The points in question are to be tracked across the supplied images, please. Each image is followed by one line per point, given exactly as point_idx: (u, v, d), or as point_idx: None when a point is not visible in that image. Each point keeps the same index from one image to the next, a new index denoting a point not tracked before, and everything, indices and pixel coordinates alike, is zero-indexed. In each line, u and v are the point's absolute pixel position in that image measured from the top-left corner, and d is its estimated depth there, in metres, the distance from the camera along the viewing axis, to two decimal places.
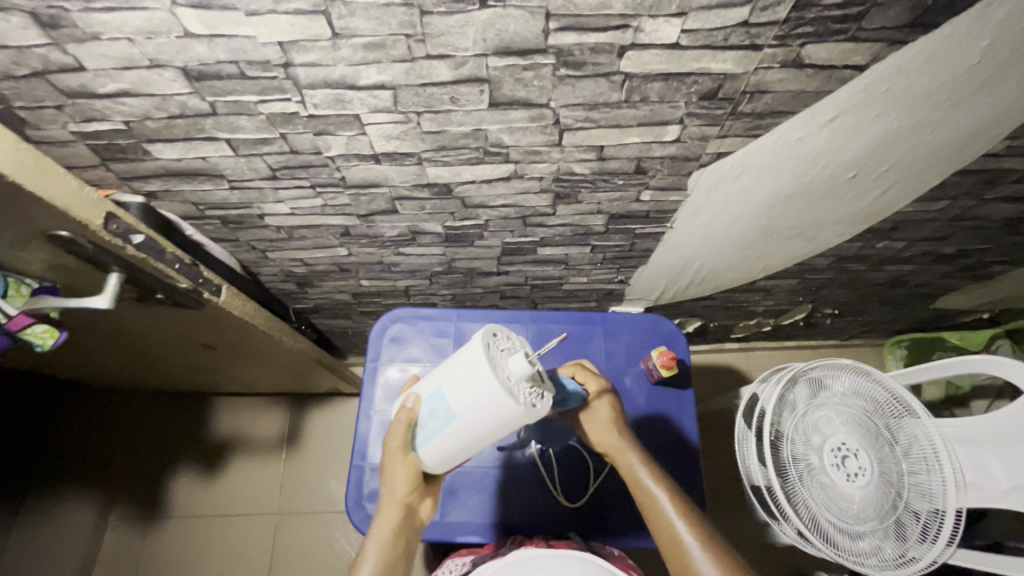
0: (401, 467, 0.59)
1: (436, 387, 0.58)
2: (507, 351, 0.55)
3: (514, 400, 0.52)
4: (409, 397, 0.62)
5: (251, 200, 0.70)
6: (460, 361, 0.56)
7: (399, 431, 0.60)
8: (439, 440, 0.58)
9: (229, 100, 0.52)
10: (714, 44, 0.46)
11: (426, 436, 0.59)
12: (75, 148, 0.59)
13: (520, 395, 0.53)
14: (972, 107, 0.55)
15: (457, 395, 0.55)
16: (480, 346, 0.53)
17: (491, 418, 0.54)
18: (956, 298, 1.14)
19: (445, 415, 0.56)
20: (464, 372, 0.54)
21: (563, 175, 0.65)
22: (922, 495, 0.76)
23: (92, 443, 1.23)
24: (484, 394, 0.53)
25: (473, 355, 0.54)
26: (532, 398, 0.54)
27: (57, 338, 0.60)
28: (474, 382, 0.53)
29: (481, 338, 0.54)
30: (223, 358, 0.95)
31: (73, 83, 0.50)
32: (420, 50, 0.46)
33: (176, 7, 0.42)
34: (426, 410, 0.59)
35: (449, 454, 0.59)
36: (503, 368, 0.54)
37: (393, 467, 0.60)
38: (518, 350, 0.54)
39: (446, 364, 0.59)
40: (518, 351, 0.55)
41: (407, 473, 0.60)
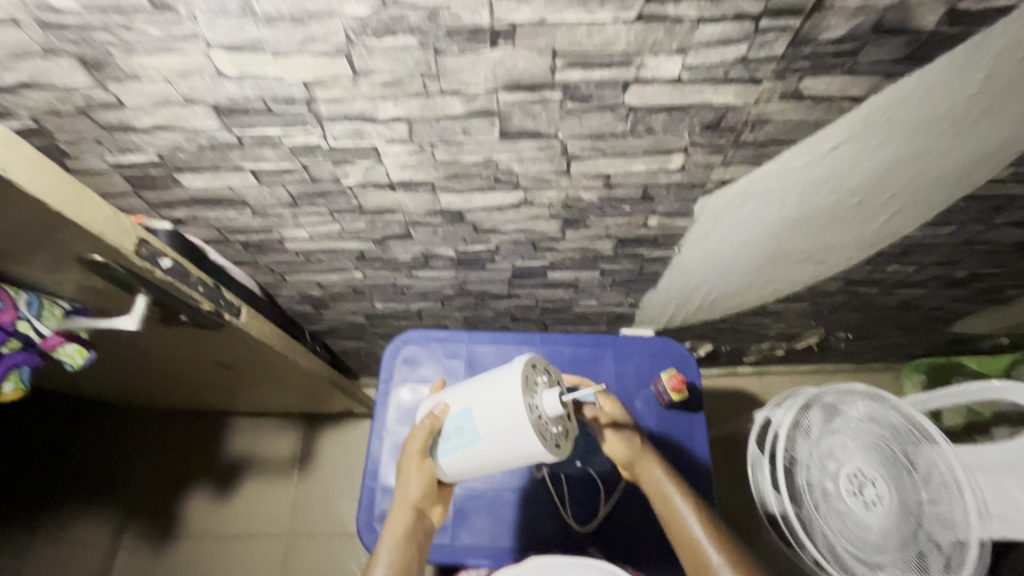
0: (417, 472, 0.62)
1: (466, 404, 0.60)
2: (541, 385, 0.59)
3: (542, 443, 0.55)
4: (437, 406, 0.64)
5: (272, 226, 0.73)
6: (493, 384, 0.59)
7: (421, 437, 0.62)
8: (458, 455, 0.61)
9: (255, 133, 0.55)
10: (714, 79, 0.48)
11: (447, 448, 0.62)
12: (110, 178, 0.63)
13: (547, 436, 0.57)
14: (974, 134, 0.56)
15: (486, 420, 0.58)
16: (518, 382, 0.56)
17: (514, 451, 0.57)
18: (973, 322, 1.13)
19: (471, 435, 0.59)
20: (496, 399, 0.57)
21: (572, 201, 0.67)
22: (943, 525, 0.75)
23: (107, 462, 1.25)
24: (512, 427, 0.56)
25: (508, 385, 0.57)
26: (556, 438, 0.58)
27: (86, 358, 0.62)
28: (504, 412, 0.56)
29: (521, 374, 0.56)
30: (241, 378, 0.97)
31: (112, 118, 0.53)
32: (434, 86, 0.48)
33: (209, 49, 0.45)
34: (451, 423, 0.61)
35: (464, 468, 0.62)
36: (534, 405, 0.56)
37: (409, 471, 0.62)
38: (554, 389, 0.58)
39: (477, 383, 0.61)
40: (551, 390, 0.57)
41: (422, 478, 0.62)
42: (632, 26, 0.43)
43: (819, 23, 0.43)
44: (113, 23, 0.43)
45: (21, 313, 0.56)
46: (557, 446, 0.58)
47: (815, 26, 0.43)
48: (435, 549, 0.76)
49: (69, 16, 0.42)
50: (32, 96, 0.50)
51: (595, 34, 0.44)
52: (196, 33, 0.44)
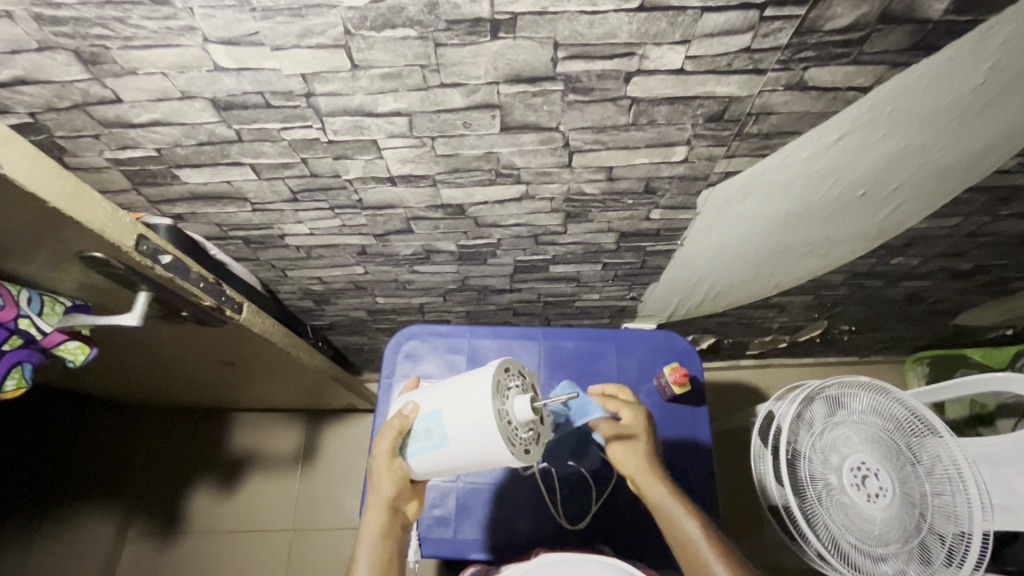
0: (387, 472, 0.61)
1: (436, 406, 0.60)
2: (514, 389, 0.58)
3: (511, 451, 0.55)
4: (407, 404, 0.63)
5: (272, 222, 0.73)
6: (465, 387, 0.58)
7: (389, 438, 0.61)
8: (427, 457, 0.60)
9: (254, 128, 0.54)
10: (718, 69, 0.48)
11: (417, 448, 0.61)
12: (109, 174, 0.62)
13: (518, 442, 0.57)
14: (979, 125, 0.55)
15: (456, 424, 0.57)
16: (490, 386, 0.55)
17: (483, 456, 0.57)
18: (977, 314, 1.12)
19: (440, 438, 0.59)
20: (467, 404, 0.57)
21: (574, 195, 0.66)
22: (947, 517, 0.75)
23: (113, 456, 1.26)
24: (482, 432, 0.55)
25: (479, 389, 0.56)
26: (527, 443, 0.58)
27: (88, 354, 0.63)
28: (475, 417, 0.56)
29: (493, 378, 0.56)
30: (242, 374, 0.98)
31: (110, 114, 0.53)
32: (434, 79, 0.48)
33: (207, 43, 0.44)
34: (421, 424, 0.61)
35: (432, 469, 0.62)
36: (506, 410, 0.56)
37: (380, 472, 0.61)
38: (526, 394, 0.57)
39: (451, 385, 0.61)
40: (523, 395, 0.57)
41: (393, 478, 0.61)
42: (635, 15, 0.42)
43: (824, 12, 0.42)
44: (109, 17, 0.42)
45: (23, 309, 0.55)
46: (526, 452, 0.58)
47: (820, 14, 0.43)
48: (437, 544, 0.77)
49: (64, 10, 0.42)
50: (29, 91, 0.50)
51: (597, 25, 0.43)
52: (193, 26, 0.43)
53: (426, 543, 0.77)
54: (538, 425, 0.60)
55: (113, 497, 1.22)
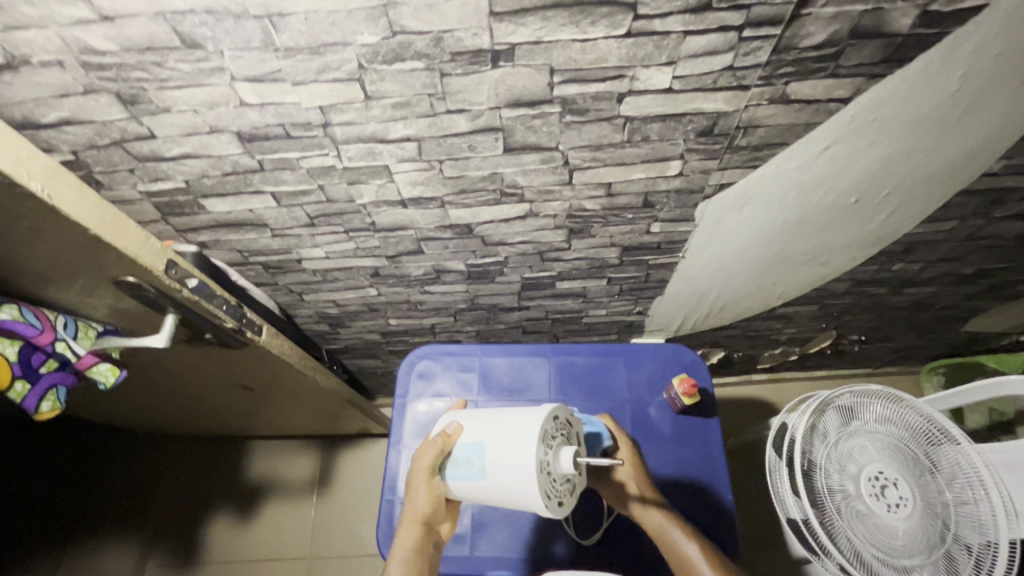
0: (425, 487, 0.63)
1: (480, 438, 0.62)
2: (557, 442, 0.60)
3: (545, 503, 0.57)
4: (451, 424, 0.65)
5: (291, 246, 0.76)
6: (512, 428, 0.60)
7: (431, 454, 0.63)
8: (462, 484, 0.62)
9: (275, 157, 0.59)
10: (704, 87, 0.51)
11: (454, 473, 0.63)
12: (141, 206, 0.67)
13: (552, 494, 0.59)
14: (962, 130, 0.58)
15: (496, 461, 0.59)
16: (536, 434, 0.57)
17: (516, 498, 0.59)
18: (987, 320, 1.12)
19: (478, 471, 0.61)
20: (510, 444, 0.58)
21: (575, 212, 0.70)
22: (973, 526, 0.72)
23: (134, 488, 1.29)
24: (519, 477, 0.57)
25: (525, 432, 0.58)
26: (559, 496, 0.60)
27: (118, 376, 0.66)
28: (517, 459, 0.57)
29: (540, 427, 0.58)
30: (260, 399, 1.00)
31: (145, 149, 0.57)
32: (440, 106, 0.52)
33: (234, 82, 0.49)
34: (462, 452, 0.63)
35: (466, 495, 0.64)
36: (548, 460, 0.59)
37: (418, 486, 0.63)
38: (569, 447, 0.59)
39: (496, 420, 0.62)
40: (567, 448, 0.60)
41: (430, 493, 0.63)
42: (622, 41, 0.46)
43: (799, 30, 0.46)
44: (148, 62, 0.47)
45: (59, 334, 0.59)
46: (559, 503, 0.60)
47: (795, 33, 0.46)
48: (455, 562, 0.77)
49: (109, 57, 0.47)
50: (74, 131, 0.55)
51: (588, 51, 0.47)
52: (222, 67, 0.48)
53: (444, 561, 0.77)
54: (574, 477, 0.63)
55: (133, 530, 1.25)
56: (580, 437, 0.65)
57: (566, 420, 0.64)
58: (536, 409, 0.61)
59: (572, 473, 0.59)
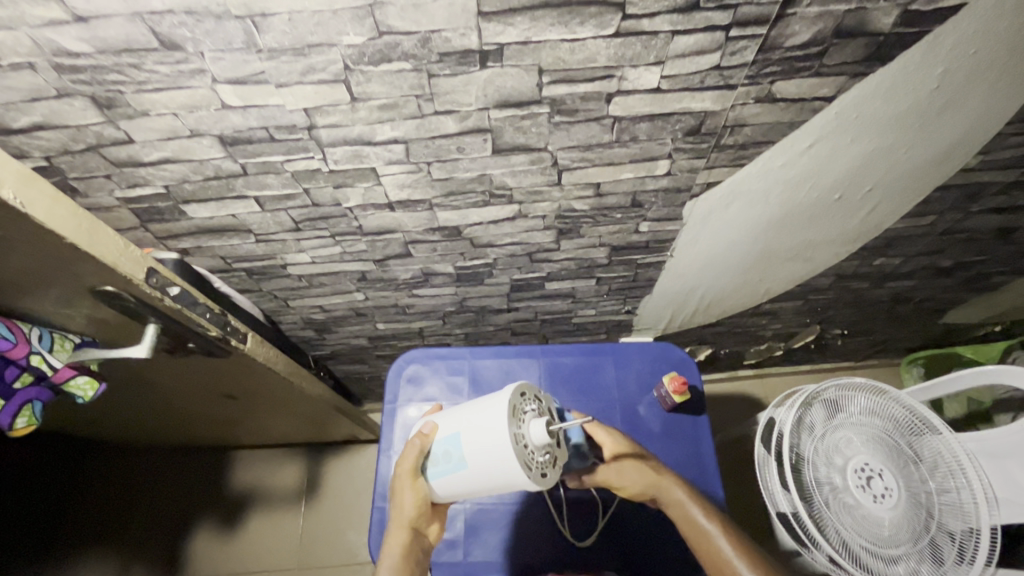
0: (410, 491, 0.62)
1: (455, 430, 0.61)
2: (530, 413, 0.60)
3: (525, 474, 0.56)
4: (427, 424, 0.65)
5: (275, 252, 0.75)
6: (482, 412, 0.60)
7: (412, 456, 0.63)
8: (446, 480, 0.62)
9: (259, 161, 0.57)
10: (692, 87, 0.51)
11: (436, 471, 0.62)
12: (118, 213, 0.65)
13: (533, 465, 0.57)
14: (940, 127, 0.59)
15: (473, 446, 0.59)
16: (506, 410, 0.57)
17: (498, 478, 0.58)
18: (964, 312, 1.15)
19: (458, 461, 0.60)
20: (484, 427, 0.58)
21: (565, 212, 0.69)
22: (956, 515, 0.75)
23: (114, 504, 1.25)
24: (497, 455, 0.57)
25: (496, 412, 0.58)
26: (543, 466, 0.58)
27: (97, 390, 0.65)
28: (492, 441, 0.57)
29: (509, 403, 0.58)
30: (244, 408, 0.98)
31: (122, 154, 0.56)
32: (428, 107, 0.51)
33: (216, 84, 0.48)
34: (440, 448, 0.62)
35: (453, 493, 0.63)
36: (521, 434, 0.58)
37: (403, 491, 0.62)
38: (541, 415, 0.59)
39: (468, 411, 0.62)
40: (538, 419, 0.59)
41: (416, 496, 0.62)
42: (611, 41, 0.46)
43: (784, 30, 0.46)
44: (125, 64, 0.46)
45: (35, 347, 0.57)
46: (543, 476, 0.58)
47: (781, 32, 0.47)
48: (450, 567, 0.77)
49: (83, 59, 0.45)
50: (47, 136, 0.53)
51: (577, 51, 0.47)
52: (203, 69, 0.46)
53: (438, 567, 0.76)
54: (554, 448, 0.61)
55: (114, 546, 1.21)
56: (552, 411, 0.63)
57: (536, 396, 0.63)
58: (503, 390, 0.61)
59: (548, 440, 0.57)
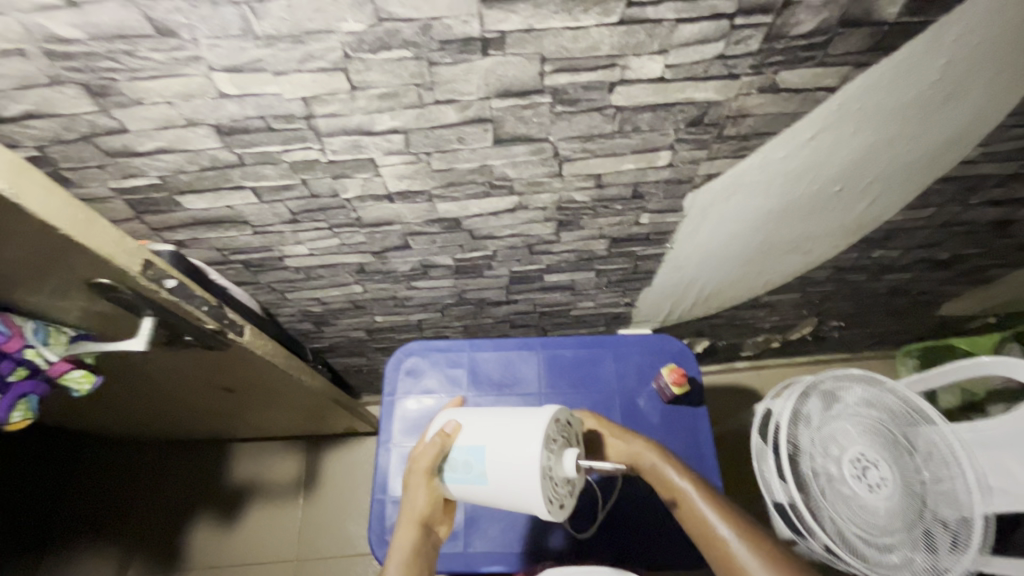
0: (424, 489, 0.61)
1: (480, 442, 0.61)
2: (561, 446, 0.61)
3: (548, 508, 0.58)
4: (449, 424, 0.64)
5: (273, 244, 0.74)
6: (513, 433, 0.59)
7: (430, 456, 0.61)
8: (461, 487, 0.62)
9: (256, 151, 0.56)
10: (696, 76, 0.51)
11: (452, 476, 0.62)
12: (112, 204, 0.64)
13: (554, 498, 0.60)
14: (942, 118, 0.59)
15: (499, 466, 0.58)
16: (540, 440, 0.57)
17: (517, 501, 0.59)
18: (959, 304, 1.16)
19: (479, 475, 0.60)
20: (513, 447, 0.58)
21: (565, 203, 0.69)
22: (949, 503, 0.76)
23: (111, 497, 1.25)
24: (523, 482, 0.57)
25: (527, 436, 0.58)
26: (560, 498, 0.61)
27: (92, 383, 0.63)
28: (518, 463, 0.57)
29: (544, 432, 0.58)
30: (242, 401, 0.98)
31: (116, 144, 0.55)
32: (429, 97, 0.51)
33: (212, 72, 0.47)
34: (460, 455, 0.61)
35: (464, 497, 0.63)
36: (551, 465, 0.59)
37: (416, 489, 0.61)
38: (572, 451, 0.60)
39: (495, 422, 0.61)
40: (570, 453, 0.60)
41: (429, 494, 0.62)
42: (615, 29, 0.45)
43: (789, 19, 0.46)
44: (118, 50, 0.45)
45: (29, 340, 0.56)
46: (559, 506, 0.61)
47: (786, 21, 0.46)
48: (449, 559, 0.77)
49: (76, 46, 0.44)
50: (39, 125, 0.52)
51: (580, 39, 0.46)
52: (198, 56, 0.45)
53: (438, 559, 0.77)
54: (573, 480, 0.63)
55: (112, 539, 1.21)
56: (578, 440, 0.66)
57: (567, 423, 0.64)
58: (538, 412, 0.61)
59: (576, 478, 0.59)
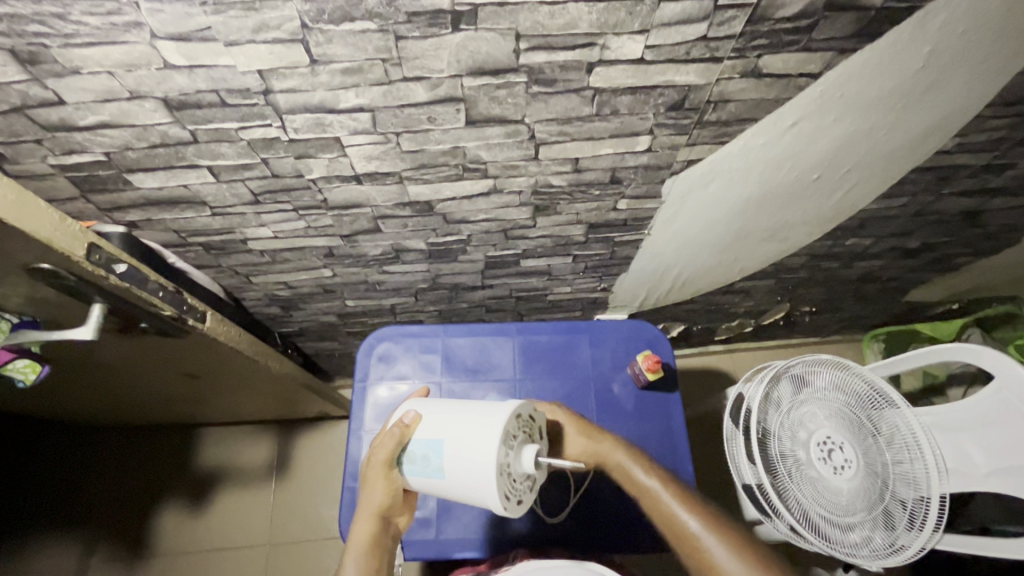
0: (382, 481, 0.60)
1: (439, 435, 0.59)
2: (521, 441, 0.59)
3: (505, 505, 0.56)
4: (409, 414, 0.63)
5: (234, 226, 0.70)
6: (471, 426, 0.58)
7: (388, 446, 0.60)
8: (420, 480, 0.61)
9: (210, 128, 0.52)
10: (677, 59, 0.49)
11: (411, 469, 0.61)
12: (54, 181, 0.59)
13: (513, 495, 0.58)
14: (921, 108, 0.58)
15: (456, 460, 0.57)
16: (498, 434, 0.55)
17: (476, 498, 0.58)
18: (926, 291, 1.18)
19: (437, 470, 0.59)
20: (470, 443, 0.56)
21: (541, 187, 0.67)
22: (908, 484, 0.78)
23: (74, 484, 1.21)
24: (480, 477, 0.56)
25: (486, 434, 0.56)
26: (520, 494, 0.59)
27: (38, 373, 0.61)
28: (476, 461, 0.56)
29: (502, 427, 0.56)
30: (207, 387, 0.94)
31: (53, 117, 0.50)
32: (396, 73, 0.47)
33: (155, 40, 0.43)
34: (418, 447, 0.60)
35: (424, 490, 0.62)
36: (508, 461, 0.57)
37: (375, 481, 0.60)
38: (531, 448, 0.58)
39: (455, 416, 0.60)
40: (530, 450, 0.58)
41: (388, 487, 0.61)
42: (594, 6, 0.43)
43: (775, 1, 0.44)
44: (47, 13, 0.40)
45: None
46: (518, 502, 0.59)
47: (771, 3, 0.44)
48: (421, 546, 0.76)
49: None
50: None
51: (557, 16, 0.43)
52: (140, 22, 0.41)
53: (409, 546, 0.76)
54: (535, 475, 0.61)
55: (75, 527, 1.17)
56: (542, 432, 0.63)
57: (529, 415, 0.62)
58: (499, 405, 0.59)
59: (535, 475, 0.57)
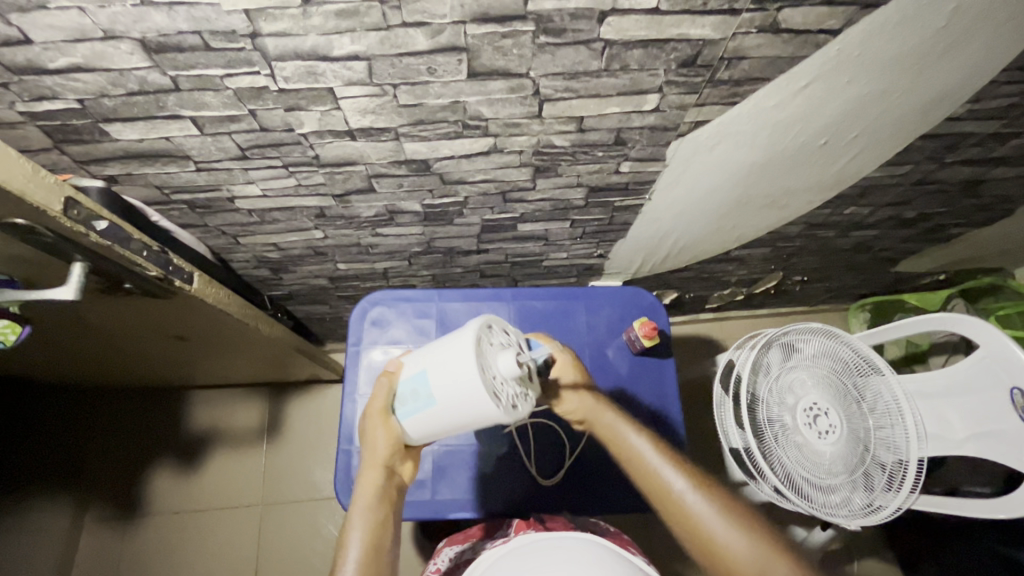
0: (382, 430, 0.60)
1: (421, 367, 0.59)
2: (497, 344, 0.58)
3: (496, 403, 0.54)
4: (394, 362, 0.64)
5: (220, 182, 0.67)
6: (449, 345, 0.58)
7: (382, 394, 0.61)
8: (417, 418, 0.60)
9: (193, 75, 0.49)
10: (694, 9, 0.46)
11: (405, 410, 0.60)
12: (24, 130, 0.55)
13: (505, 396, 0.56)
14: (937, 70, 0.57)
15: (440, 380, 0.57)
16: (472, 340, 0.55)
17: (468, 412, 0.56)
18: (916, 261, 1.19)
19: (427, 398, 0.58)
20: (450, 361, 0.56)
21: (543, 147, 0.64)
22: (887, 448, 0.81)
23: (64, 447, 1.19)
24: (466, 387, 0.55)
25: (461, 347, 0.56)
26: (516, 397, 0.57)
27: (18, 334, 0.58)
28: (458, 374, 0.55)
29: (474, 333, 0.56)
30: (196, 349, 0.92)
31: (19, 58, 0.46)
32: (395, 18, 0.44)
33: None
34: (406, 387, 0.60)
35: (424, 432, 0.61)
36: (489, 364, 0.56)
37: (374, 430, 0.60)
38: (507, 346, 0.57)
39: (435, 348, 0.60)
40: (505, 350, 0.57)
41: (388, 436, 0.60)
42: None
43: None
44: None
45: None
46: (516, 407, 0.56)
47: None
48: (417, 506, 0.77)
49: None
50: None
51: None
52: None
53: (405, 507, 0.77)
54: (524, 381, 0.60)
55: (68, 489, 1.15)
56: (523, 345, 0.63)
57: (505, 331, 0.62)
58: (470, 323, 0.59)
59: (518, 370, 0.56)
